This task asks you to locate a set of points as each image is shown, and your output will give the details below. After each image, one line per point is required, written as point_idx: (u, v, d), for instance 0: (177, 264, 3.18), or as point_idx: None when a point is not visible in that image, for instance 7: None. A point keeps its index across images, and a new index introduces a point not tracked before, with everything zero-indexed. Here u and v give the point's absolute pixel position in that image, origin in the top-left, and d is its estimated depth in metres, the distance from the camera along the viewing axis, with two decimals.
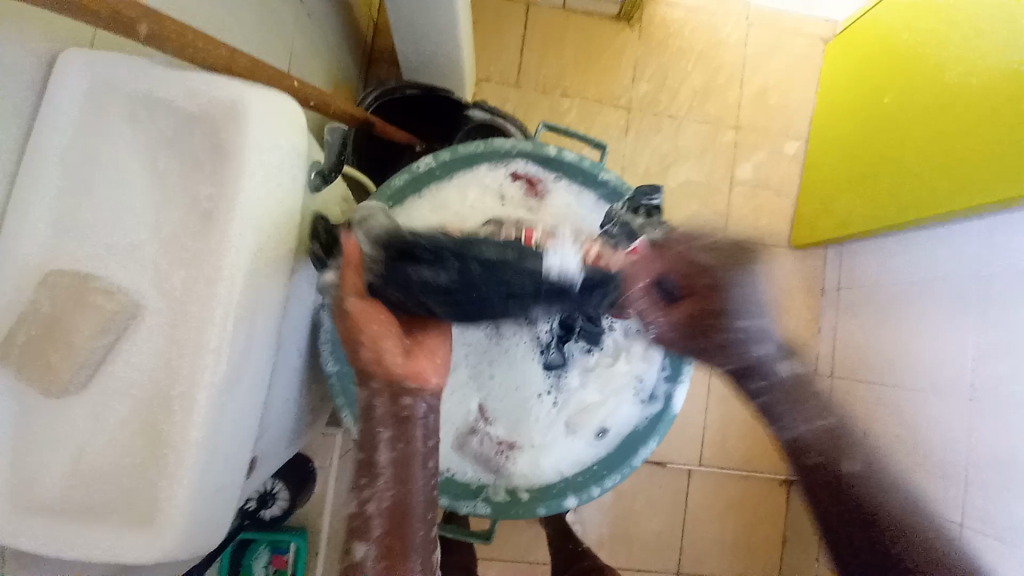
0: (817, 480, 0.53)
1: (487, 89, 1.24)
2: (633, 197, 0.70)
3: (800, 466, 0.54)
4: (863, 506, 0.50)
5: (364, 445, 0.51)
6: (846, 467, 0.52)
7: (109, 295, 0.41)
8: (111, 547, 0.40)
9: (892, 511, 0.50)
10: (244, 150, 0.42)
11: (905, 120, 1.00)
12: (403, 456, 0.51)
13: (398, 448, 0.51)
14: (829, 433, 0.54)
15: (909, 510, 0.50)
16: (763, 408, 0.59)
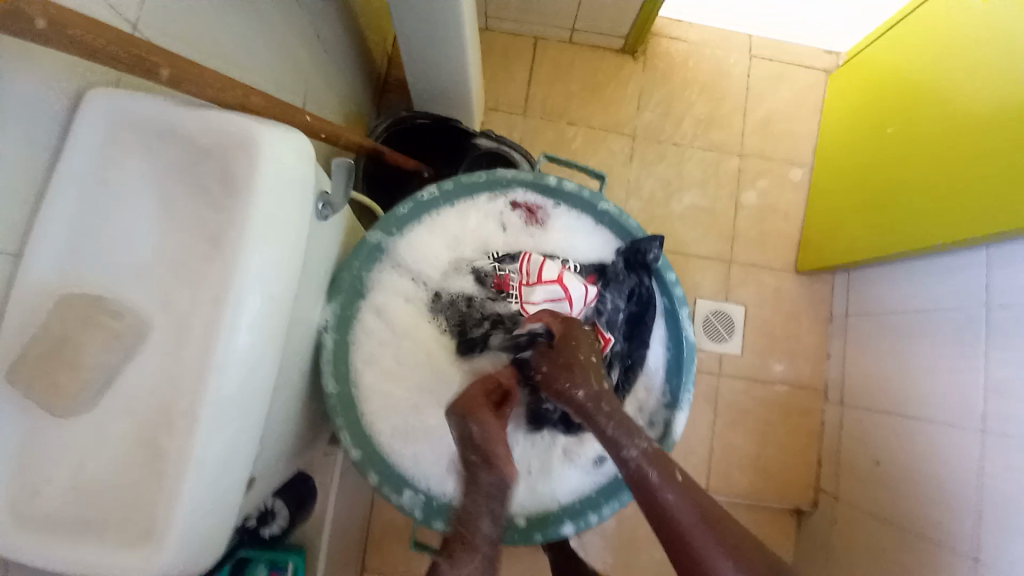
0: (659, 506, 0.53)
1: (496, 116, 1.27)
2: (635, 245, 0.72)
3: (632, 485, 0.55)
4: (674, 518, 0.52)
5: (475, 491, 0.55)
6: (660, 480, 0.54)
7: (117, 317, 0.44)
8: (106, 562, 0.41)
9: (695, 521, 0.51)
10: (255, 183, 0.45)
11: (908, 151, 1.02)
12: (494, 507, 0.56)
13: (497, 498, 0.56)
14: (652, 454, 0.56)
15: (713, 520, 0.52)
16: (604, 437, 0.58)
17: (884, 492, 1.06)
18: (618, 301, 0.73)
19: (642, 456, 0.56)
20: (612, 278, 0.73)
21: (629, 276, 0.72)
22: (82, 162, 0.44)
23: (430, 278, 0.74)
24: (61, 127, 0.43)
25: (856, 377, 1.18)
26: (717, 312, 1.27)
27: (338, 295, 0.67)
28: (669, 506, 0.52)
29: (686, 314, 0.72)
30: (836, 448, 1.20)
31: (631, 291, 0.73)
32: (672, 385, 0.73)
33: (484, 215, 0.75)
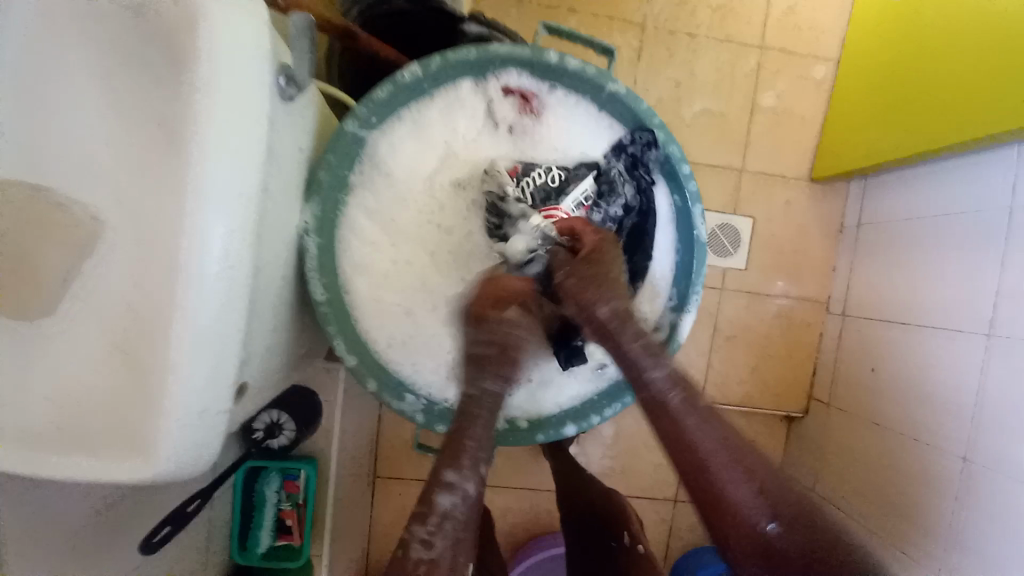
0: (679, 433, 0.56)
1: (486, 5, 1.12)
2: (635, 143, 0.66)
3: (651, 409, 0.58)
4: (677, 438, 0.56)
5: (449, 451, 0.57)
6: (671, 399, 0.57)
7: (66, 210, 0.39)
8: (102, 468, 0.40)
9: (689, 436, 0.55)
10: (200, 55, 0.39)
11: (938, 34, 0.90)
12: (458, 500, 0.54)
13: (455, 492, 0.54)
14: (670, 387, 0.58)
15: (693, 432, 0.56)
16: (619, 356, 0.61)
17: (876, 398, 1.08)
18: (613, 212, 0.68)
19: (664, 380, 0.58)
20: (605, 186, 0.67)
21: (626, 181, 0.67)
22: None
23: (434, 200, 0.68)
24: None
25: (862, 288, 1.16)
26: (725, 226, 1.21)
27: (318, 195, 0.62)
28: (701, 445, 0.55)
29: (699, 212, 0.67)
30: (833, 359, 1.21)
31: (629, 201, 0.68)
32: (681, 285, 0.69)
33: (471, 105, 0.67)
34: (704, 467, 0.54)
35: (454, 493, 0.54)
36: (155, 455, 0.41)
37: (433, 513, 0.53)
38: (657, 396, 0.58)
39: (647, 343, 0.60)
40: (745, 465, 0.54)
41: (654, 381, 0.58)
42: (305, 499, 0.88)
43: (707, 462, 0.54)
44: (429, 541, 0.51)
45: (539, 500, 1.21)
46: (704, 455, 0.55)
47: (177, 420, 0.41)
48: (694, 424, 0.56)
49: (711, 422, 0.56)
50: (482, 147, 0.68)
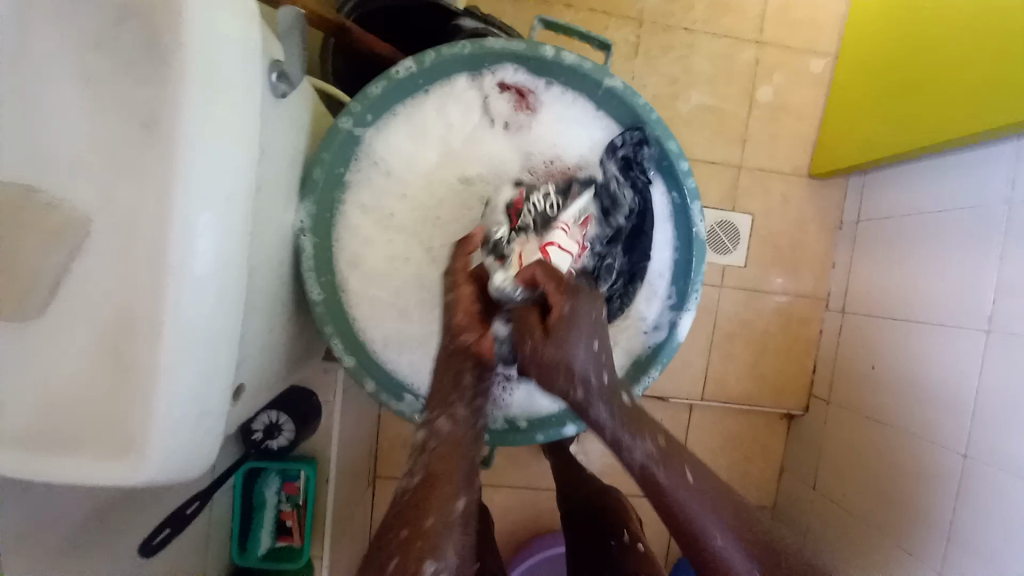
0: (673, 509, 0.51)
1: (482, 1, 1.12)
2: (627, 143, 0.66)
3: (645, 488, 0.53)
4: (673, 515, 0.51)
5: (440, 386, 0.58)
6: (660, 475, 0.52)
7: (51, 209, 0.39)
8: (88, 472, 0.40)
9: (683, 514, 0.51)
10: (183, 48, 0.38)
11: (940, 26, 0.89)
12: (448, 436, 0.55)
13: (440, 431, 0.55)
14: (660, 453, 0.53)
15: (690, 508, 0.51)
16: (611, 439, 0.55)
17: (876, 394, 1.07)
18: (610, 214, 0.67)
19: (648, 457, 0.53)
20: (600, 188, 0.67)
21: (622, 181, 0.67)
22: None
23: (430, 198, 0.67)
24: None
25: (862, 284, 1.15)
26: (723, 223, 1.21)
27: (312, 192, 0.61)
28: (697, 521, 0.50)
29: (698, 210, 0.66)
30: (833, 354, 1.20)
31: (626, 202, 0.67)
32: (680, 284, 0.69)
33: (466, 101, 0.66)
34: (700, 538, 0.50)
35: (432, 431, 0.55)
36: (143, 457, 0.40)
37: (418, 447, 0.55)
38: (646, 473, 0.53)
39: (632, 418, 0.55)
40: (745, 538, 0.50)
41: (641, 450, 0.53)
42: (304, 499, 0.88)
43: (707, 542, 0.50)
44: (410, 466, 0.53)
45: (538, 499, 1.20)
46: (700, 526, 0.50)
47: (164, 423, 0.40)
48: (684, 486, 0.52)
49: (704, 493, 0.52)
50: (479, 144, 0.68)
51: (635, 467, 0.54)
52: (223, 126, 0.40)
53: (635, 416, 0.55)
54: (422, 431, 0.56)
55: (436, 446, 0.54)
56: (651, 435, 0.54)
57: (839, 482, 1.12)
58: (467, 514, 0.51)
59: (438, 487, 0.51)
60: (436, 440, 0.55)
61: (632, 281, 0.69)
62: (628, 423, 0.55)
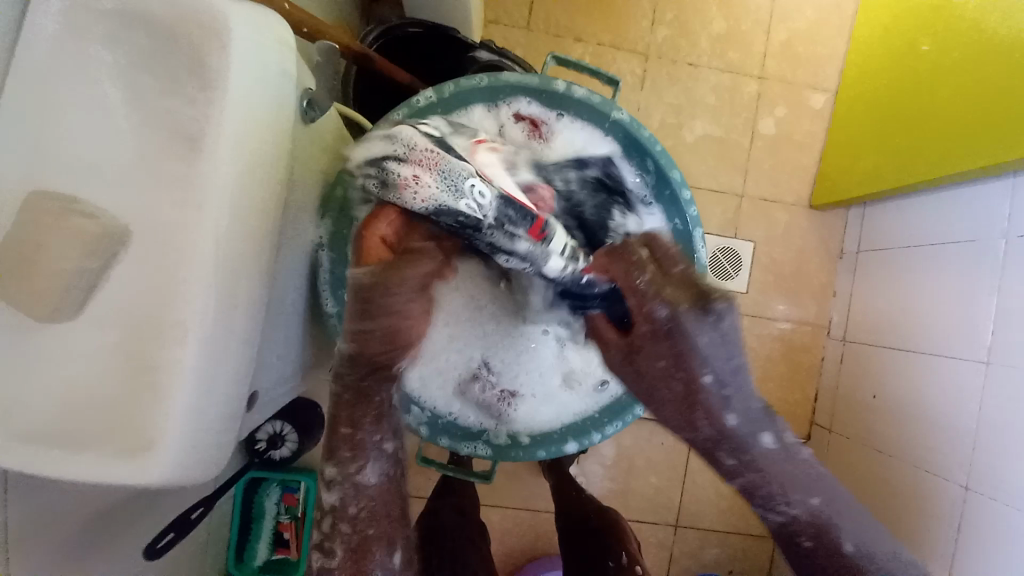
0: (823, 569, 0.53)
1: (496, 32, 1.17)
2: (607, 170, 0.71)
3: (794, 551, 0.54)
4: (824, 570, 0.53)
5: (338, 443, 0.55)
6: (806, 537, 0.54)
7: (91, 218, 0.41)
8: (103, 469, 0.41)
9: (842, 570, 0.52)
10: (226, 76, 0.41)
11: (936, 69, 0.93)
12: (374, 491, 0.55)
13: (362, 489, 0.55)
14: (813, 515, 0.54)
15: (853, 560, 0.52)
16: (745, 489, 0.56)
17: (877, 423, 1.08)
18: (582, 215, 0.69)
19: (804, 517, 0.54)
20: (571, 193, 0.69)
21: (596, 194, 0.71)
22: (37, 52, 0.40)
23: None
24: (15, 19, 0.40)
25: (862, 313, 1.17)
26: (725, 249, 1.23)
27: (332, 211, 0.64)
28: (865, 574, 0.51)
29: (700, 236, 0.68)
30: (834, 382, 1.21)
31: (598, 211, 0.70)
32: None
33: (482, 128, 0.69)
34: None
35: (343, 493, 0.55)
36: (159, 455, 0.41)
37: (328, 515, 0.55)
38: (788, 530, 0.54)
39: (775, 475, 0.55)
40: None
41: (788, 512, 0.54)
42: (303, 513, 0.88)
43: None
44: (329, 543, 0.54)
45: (537, 520, 1.20)
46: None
47: (181, 424, 0.42)
48: (844, 553, 0.52)
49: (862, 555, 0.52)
50: None
51: (775, 523, 0.55)
52: (258, 148, 0.44)
53: (787, 459, 0.55)
54: (334, 492, 0.55)
55: (358, 509, 0.54)
56: (808, 495, 0.54)
57: None
58: (403, 564, 0.55)
59: (371, 547, 0.53)
60: (353, 495, 0.54)
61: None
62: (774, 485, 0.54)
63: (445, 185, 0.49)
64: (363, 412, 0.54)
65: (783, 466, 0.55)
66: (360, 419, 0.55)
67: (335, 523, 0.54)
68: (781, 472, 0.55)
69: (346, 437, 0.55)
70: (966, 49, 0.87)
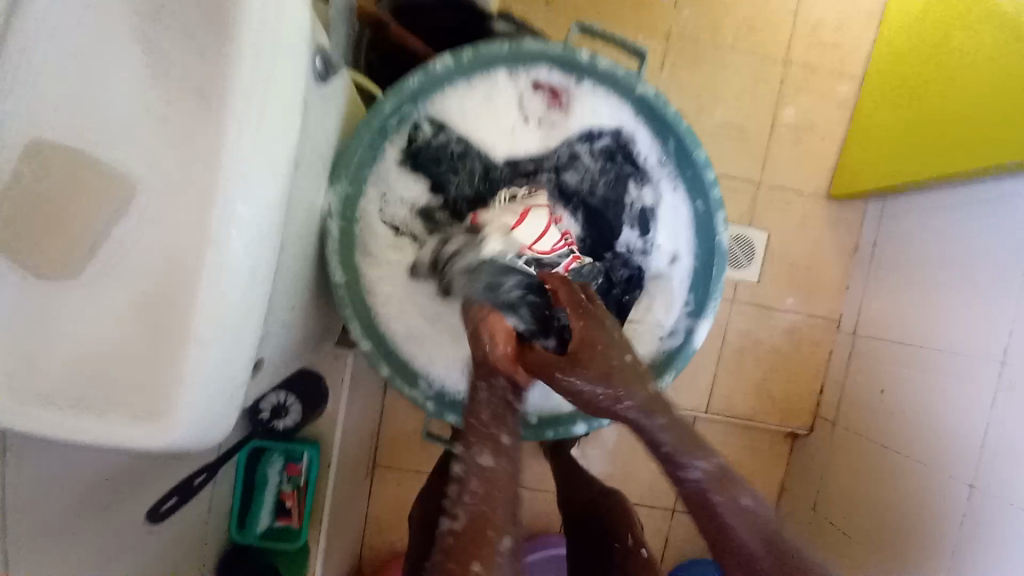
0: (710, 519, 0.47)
1: (515, 6, 1.13)
2: (613, 144, 0.70)
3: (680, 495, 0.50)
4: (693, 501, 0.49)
5: (482, 418, 0.54)
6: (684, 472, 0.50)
7: (103, 175, 0.40)
8: (114, 433, 0.40)
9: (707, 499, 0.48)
10: (244, 29, 0.39)
11: (971, 58, 0.88)
12: (496, 475, 0.50)
13: (497, 465, 0.51)
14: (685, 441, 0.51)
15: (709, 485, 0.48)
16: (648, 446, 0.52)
17: (883, 421, 1.06)
18: (584, 186, 0.73)
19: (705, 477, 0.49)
20: (574, 164, 0.72)
21: (598, 165, 0.72)
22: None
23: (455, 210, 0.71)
24: None
25: (875, 309, 1.15)
26: (739, 239, 1.21)
27: (342, 177, 0.62)
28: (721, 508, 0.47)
29: (723, 219, 0.66)
30: (841, 378, 1.20)
31: (602, 181, 0.72)
32: (698, 294, 0.69)
33: (503, 96, 0.67)
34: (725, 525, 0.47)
35: (470, 463, 0.51)
36: (169, 422, 0.41)
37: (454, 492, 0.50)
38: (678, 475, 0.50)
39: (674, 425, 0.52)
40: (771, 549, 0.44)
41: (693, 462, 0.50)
42: (306, 482, 0.88)
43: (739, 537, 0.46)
44: (453, 509, 0.49)
45: (536, 501, 1.21)
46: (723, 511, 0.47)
47: (191, 390, 0.41)
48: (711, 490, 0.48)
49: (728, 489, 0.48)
50: (511, 139, 0.71)
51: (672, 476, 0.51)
52: (268, 111, 0.41)
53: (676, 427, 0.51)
54: (460, 466, 0.52)
55: (477, 488, 0.49)
56: (676, 437, 0.51)
57: (843, 507, 1.10)
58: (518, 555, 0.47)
59: (490, 526, 0.47)
60: (475, 479, 0.50)
61: (637, 273, 0.73)
62: (682, 448, 0.50)
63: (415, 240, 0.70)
64: (505, 423, 0.53)
65: (673, 420, 0.52)
66: (514, 424, 0.54)
67: (456, 490, 0.50)
68: (669, 416, 0.52)
69: (483, 421, 0.53)
70: (1004, 34, 0.82)
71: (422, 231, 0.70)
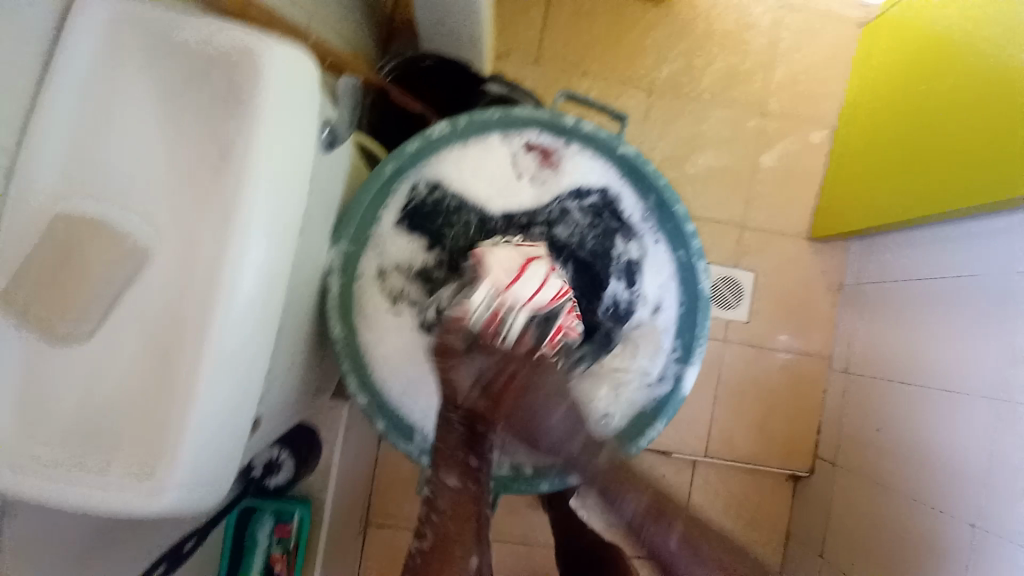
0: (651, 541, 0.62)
1: (507, 67, 1.21)
2: (598, 203, 0.72)
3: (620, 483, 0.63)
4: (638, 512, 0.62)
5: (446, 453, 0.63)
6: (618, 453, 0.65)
7: (117, 238, 0.42)
8: (113, 495, 0.41)
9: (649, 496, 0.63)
10: (259, 104, 0.42)
11: (934, 108, 0.96)
12: (458, 498, 0.62)
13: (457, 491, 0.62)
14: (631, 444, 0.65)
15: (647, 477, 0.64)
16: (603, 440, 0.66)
17: (884, 460, 1.06)
18: (574, 240, 0.73)
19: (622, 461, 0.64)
20: (564, 218, 0.73)
21: (587, 219, 0.73)
22: (75, 65, 0.41)
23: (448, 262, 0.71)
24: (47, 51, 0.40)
25: (865, 347, 1.17)
26: (728, 279, 1.24)
27: (343, 236, 0.66)
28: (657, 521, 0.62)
29: (704, 268, 0.70)
30: (838, 417, 1.20)
31: (593, 234, 0.73)
32: (685, 337, 0.71)
33: (496, 156, 0.71)
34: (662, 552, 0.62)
35: (436, 487, 0.63)
36: (161, 483, 0.41)
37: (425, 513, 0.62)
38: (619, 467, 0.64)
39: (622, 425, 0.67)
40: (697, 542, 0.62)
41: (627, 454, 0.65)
42: (295, 544, 0.84)
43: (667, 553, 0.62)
44: (424, 529, 0.62)
45: (536, 555, 1.16)
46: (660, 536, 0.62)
47: (188, 451, 0.41)
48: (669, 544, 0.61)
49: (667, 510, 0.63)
50: (504, 196, 0.72)
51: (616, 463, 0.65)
52: (282, 179, 0.44)
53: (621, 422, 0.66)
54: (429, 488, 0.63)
55: (443, 506, 0.62)
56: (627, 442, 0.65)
57: (850, 553, 1.08)
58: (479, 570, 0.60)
59: (455, 546, 0.60)
60: (442, 502, 0.62)
61: (623, 323, 0.73)
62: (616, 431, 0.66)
63: (416, 304, 0.70)
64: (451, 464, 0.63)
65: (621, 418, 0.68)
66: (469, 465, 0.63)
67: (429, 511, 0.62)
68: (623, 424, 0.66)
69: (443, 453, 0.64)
70: (969, 91, 0.89)
71: (420, 293, 0.71)
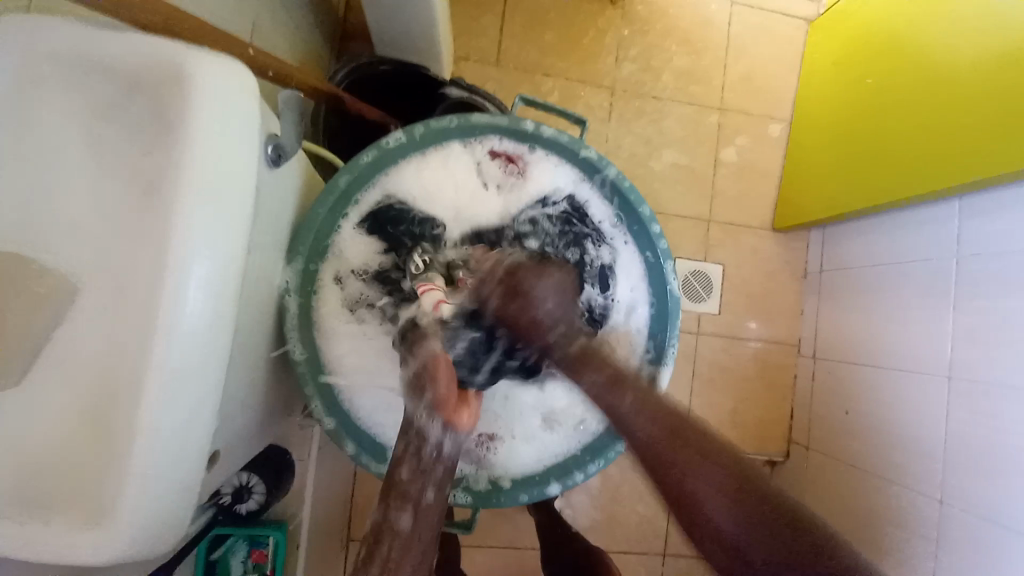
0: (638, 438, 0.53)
1: (467, 69, 1.19)
2: (568, 211, 0.71)
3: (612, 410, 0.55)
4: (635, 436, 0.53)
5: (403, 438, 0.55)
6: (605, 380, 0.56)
7: (42, 276, 0.39)
8: (59, 548, 0.38)
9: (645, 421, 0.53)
10: (194, 123, 0.40)
11: (886, 97, 0.99)
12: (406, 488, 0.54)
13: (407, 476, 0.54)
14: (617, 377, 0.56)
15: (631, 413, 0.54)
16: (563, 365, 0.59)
17: (853, 442, 1.09)
18: (543, 252, 0.70)
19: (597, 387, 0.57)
20: (535, 230, 0.71)
21: (559, 229, 0.71)
22: None
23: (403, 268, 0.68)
24: None
25: (830, 333, 1.20)
26: (697, 272, 1.26)
27: (299, 253, 0.63)
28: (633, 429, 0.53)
29: (671, 269, 0.70)
30: (809, 401, 1.23)
31: (565, 244, 0.71)
32: (658, 338, 0.71)
33: (460, 165, 0.70)
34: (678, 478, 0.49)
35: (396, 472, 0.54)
36: (111, 531, 0.38)
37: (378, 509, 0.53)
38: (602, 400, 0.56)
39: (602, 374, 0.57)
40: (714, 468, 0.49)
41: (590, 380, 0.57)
42: (272, 567, 0.83)
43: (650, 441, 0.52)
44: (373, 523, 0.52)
45: (523, 557, 1.16)
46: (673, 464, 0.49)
47: (138, 493, 0.39)
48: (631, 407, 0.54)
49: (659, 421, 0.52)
50: (470, 206, 0.71)
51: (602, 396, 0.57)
52: (225, 200, 0.42)
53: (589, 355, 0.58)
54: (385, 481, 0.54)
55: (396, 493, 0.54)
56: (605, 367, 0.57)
57: None
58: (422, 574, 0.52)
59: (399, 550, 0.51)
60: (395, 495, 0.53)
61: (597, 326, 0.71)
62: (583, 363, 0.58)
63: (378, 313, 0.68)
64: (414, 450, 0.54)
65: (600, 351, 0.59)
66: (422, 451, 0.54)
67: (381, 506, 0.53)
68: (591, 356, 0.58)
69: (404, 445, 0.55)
70: (921, 83, 0.92)
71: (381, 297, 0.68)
